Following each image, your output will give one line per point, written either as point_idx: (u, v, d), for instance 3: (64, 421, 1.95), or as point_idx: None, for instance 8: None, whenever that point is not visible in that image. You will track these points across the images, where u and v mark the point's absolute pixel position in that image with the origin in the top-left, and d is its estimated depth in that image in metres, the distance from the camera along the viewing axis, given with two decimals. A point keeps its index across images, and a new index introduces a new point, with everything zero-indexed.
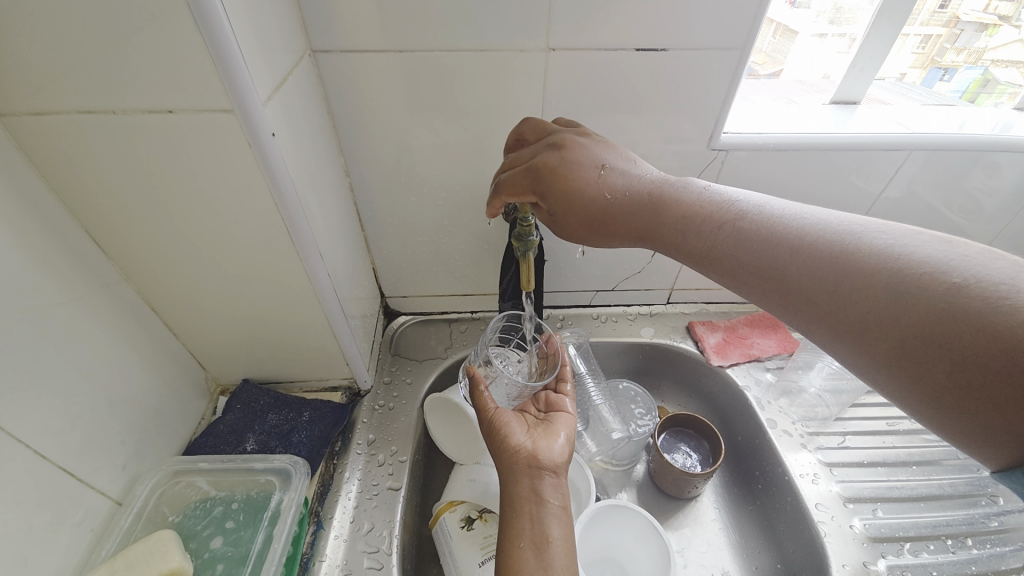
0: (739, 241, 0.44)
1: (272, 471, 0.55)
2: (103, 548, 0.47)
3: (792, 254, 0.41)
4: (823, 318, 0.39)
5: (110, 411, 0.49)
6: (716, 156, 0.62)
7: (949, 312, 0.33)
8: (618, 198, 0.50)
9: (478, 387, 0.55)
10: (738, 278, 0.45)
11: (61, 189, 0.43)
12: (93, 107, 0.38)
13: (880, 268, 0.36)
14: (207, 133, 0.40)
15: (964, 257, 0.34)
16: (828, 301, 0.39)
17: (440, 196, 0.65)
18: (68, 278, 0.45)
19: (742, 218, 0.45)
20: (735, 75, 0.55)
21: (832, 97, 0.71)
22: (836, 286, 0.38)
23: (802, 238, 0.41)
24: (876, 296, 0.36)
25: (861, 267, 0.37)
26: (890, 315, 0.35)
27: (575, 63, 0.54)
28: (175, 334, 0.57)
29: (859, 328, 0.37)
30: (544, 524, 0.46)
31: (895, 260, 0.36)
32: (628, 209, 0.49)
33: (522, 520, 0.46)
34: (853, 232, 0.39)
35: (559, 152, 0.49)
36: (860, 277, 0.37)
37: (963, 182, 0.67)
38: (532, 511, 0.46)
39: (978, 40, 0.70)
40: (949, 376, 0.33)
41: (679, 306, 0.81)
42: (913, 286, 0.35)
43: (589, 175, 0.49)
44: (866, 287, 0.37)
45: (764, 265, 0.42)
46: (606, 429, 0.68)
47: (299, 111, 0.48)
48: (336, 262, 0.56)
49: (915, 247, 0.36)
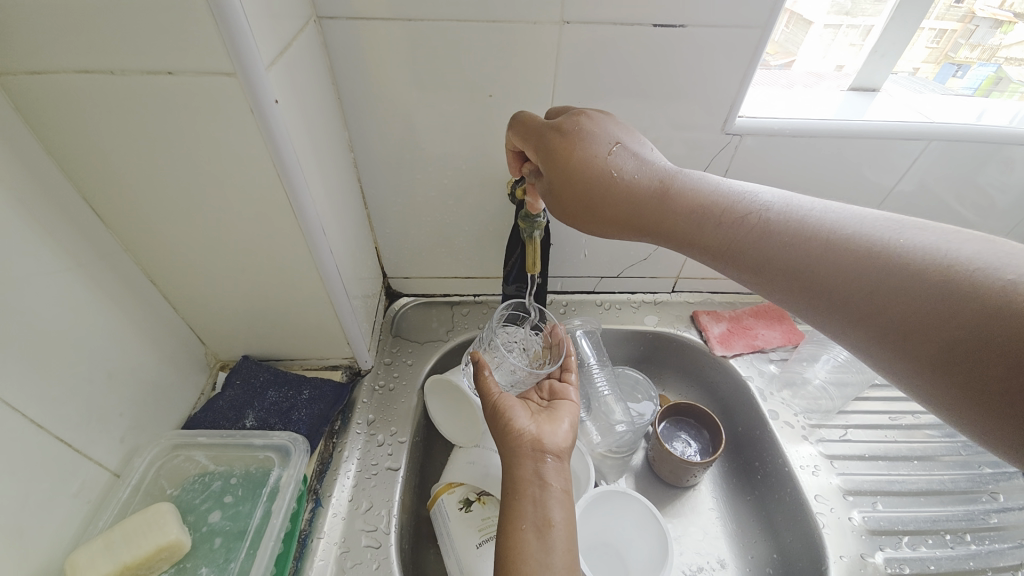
0: (762, 237, 0.43)
1: (271, 447, 0.55)
2: (100, 518, 0.47)
3: (818, 251, 0.40)
4: (852, 317, 0.38)
5: (108, 383, 0.48)
6: (729, 141, 0.61)
7: (989, 309, 0.31)
8: (636, 186, 0.48)
9: (482, 371, 0.55)
10: (760, 275, 0.43)
11: (61, 155, 0.42)
12: (91, 68, 0.37)
13: (914, 266, 0.35)
14: (208, 99, 0.38)
15: (1004, 254, 0.33)
16: (855, 300, 0.37)
17: (446, 175, 0.63)
18: (66, 246, 0.44)
19: (766, 214, 0.43)
20: (753, 58, 0.54)
21: (850, 85, 0.69)
22: (865, 284, 0.37)
23: (828, 236, 0.40)
24: (910, 295, 0.35)
25: (894, 265, 0.36)
26: (926, 313, 0.34)
27: (590, 39, 0.52)
28: (175, 307, 0.57)
29: (889, 327, 0.36)
30: (546, 507, 0.45)
31: (929, 258, 0.35)
32: (645, 198, 0.48)
33: (525, 504, 0.46)
34: (883, 230, 0.38)
35: (574, 121, 0.50)
36: (891, 275, 0.36)
37: (977, 177, 0.66)
38: (534, 495, 0.46)
39: (992, 38, 0.69)
40: (987, 377, 0.31)
41: (684, 294, 0.80)
42: (949, 284, 0.33)
43: (600, 152, 0.48)
44: (899, 284, 0.35)
45: (789, 263, 0.41)
46: (611, 420, 0.67)
47: (303, 81, 0.46)
48: (339, 239, 0.55)
49: (955, 246, 0.35)
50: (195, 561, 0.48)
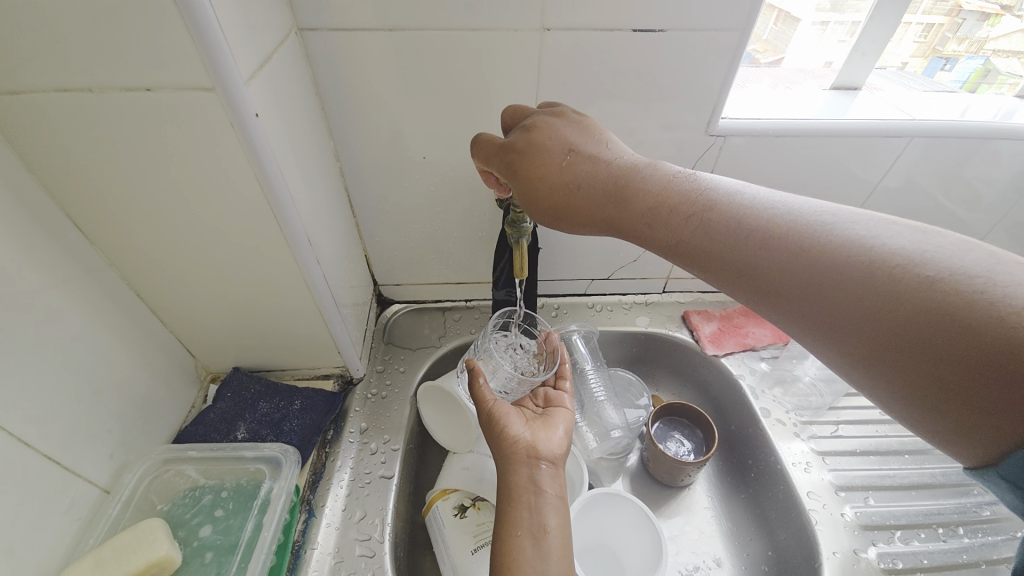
0: (708, 232, 0.43)
1: (262, 459, 0.55)
2: (91, 536, 0.47)
3: (761, 248, 0.40)
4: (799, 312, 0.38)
5: (96, 399, 0.48)
6: (714, 142, 0.61)
7: (927, 306, 0.32)
8: (592, 185, 0.48)
9: (476, 379, 0.54)
10: (708, 270, 0.43)
11: (42, 173, 0.42)
12: (68, 86, 0.37)
13: (856, 261, 0.35)
14: (189, 114, 0.39)
15: (942, 249, 0.33)
16: (803, 295, 0.37)
17: (433, 182, 0.63)
18: (50, 263, 0.44)
19: (717, 208, 0.43)
20: (734, 59, 0.54)
21: (832, 83, 0.70)
22: (812, 279, 0.37)
23: (776, 229, 0.39)
24: (853, 290, 0.35)
25: (833, 261, 0.36)
26: (870, 310, 0.34)
27: (571, 44, 0.52)
28: (163, 321, 0.56)
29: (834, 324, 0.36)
30: (541, 514, 0.45)
31: (866, 253, 0.35)
32: (601, 196, 0.47)
33: (520, 510, 0.46)
34: (823, 223, 0.38)
35: (527, 134, 0.49)
36: (835, 271, 0.36)
37: (962, 172, 0.67)
38: (529, 501, 0.46)
39: (979, 30, 0.69)
40: (925, 373, 0.32)
41: (675, 294, 0.81)
42: (890, 280, 0.34)
43: (556, 160, 0.48)
44: (838, 281, 0.36)
45: (738, 257, 0.41)
46: (607, 425, 0.65)
47: (285, 92, 0.47)
48: (326, 249, 0.55)
49: (890, 238, 0.35)
50: None
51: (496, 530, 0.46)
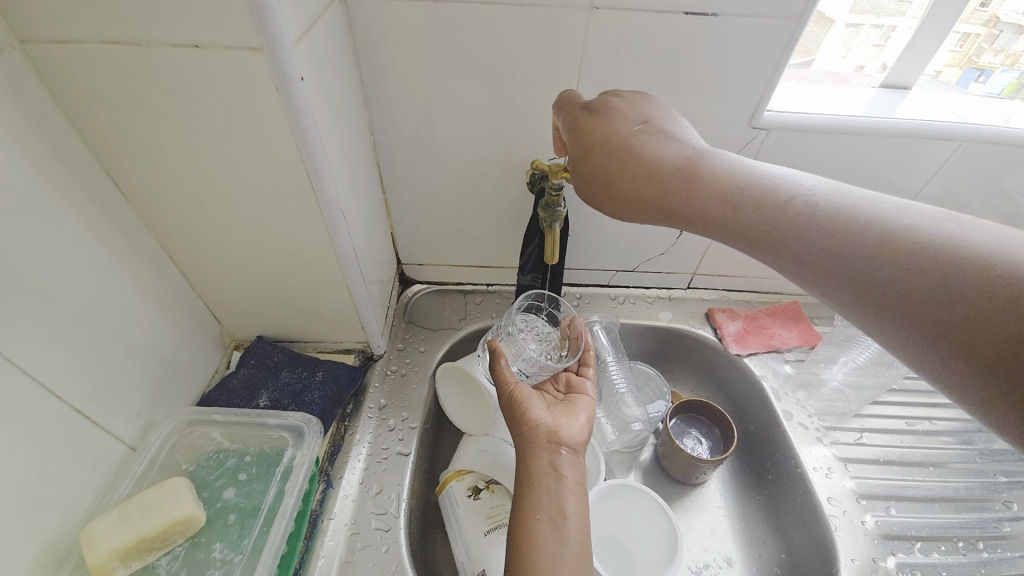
0: (783, 218, 0.41)
1: (285, 427, 0.55)
2: (116, 490, 0.47)
3: (846, 235, 0.37)
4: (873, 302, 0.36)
5: (126, 357, 0.49)
6: (755, 135, 0.60)
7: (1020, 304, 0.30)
8: (659, 157, 0.46)
9: (497, 361, 0.54)
10: (781, 258, 0.41)
11: (85, 127, 0.42)
12: (118, 39, 0.36)
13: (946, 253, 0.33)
14: (233, 74, 0.38)
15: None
16: (880, 282, 0.35)
17: (465, 162, 0.63)
18: (86, 218, 0.44)
19: (798, 193, 0.41)
20: (782, 50, 0.52)
21: (882, 81, 0.67)
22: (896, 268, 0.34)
23: (861, 216, 0.37)
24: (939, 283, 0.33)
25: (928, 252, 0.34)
26: (954, 302, 0.32)
27: (618, 25, 0.51)
28: (192, 285, 0.57)
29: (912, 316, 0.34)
30: (560, 499, 0.45)
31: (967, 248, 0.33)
32: (669, 168, 0.46)
33: (539, 494, 0.46)
34: (918, 219, 0.36)
35: (608, 99, 0.50)
36: (921, 263, 0.34)
37: (1005, 183, 0.65)
38: (548, 486, 0.46)
39: (1015, 43, 0.67)
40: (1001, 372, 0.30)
41: (700, 291, 0.80)
42: (980, 273, 0.31)
43: (622, 126, 0.47)
44: (933, 270, 0.33)
45: (819, 245, 0.38)
46: (628, 419, 0.65)
47: (328, 59, 0.46)
48: (357, 222, 0.55)
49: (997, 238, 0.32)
50: (210, 536, 0.48)
51: (513, 512, 0.46)
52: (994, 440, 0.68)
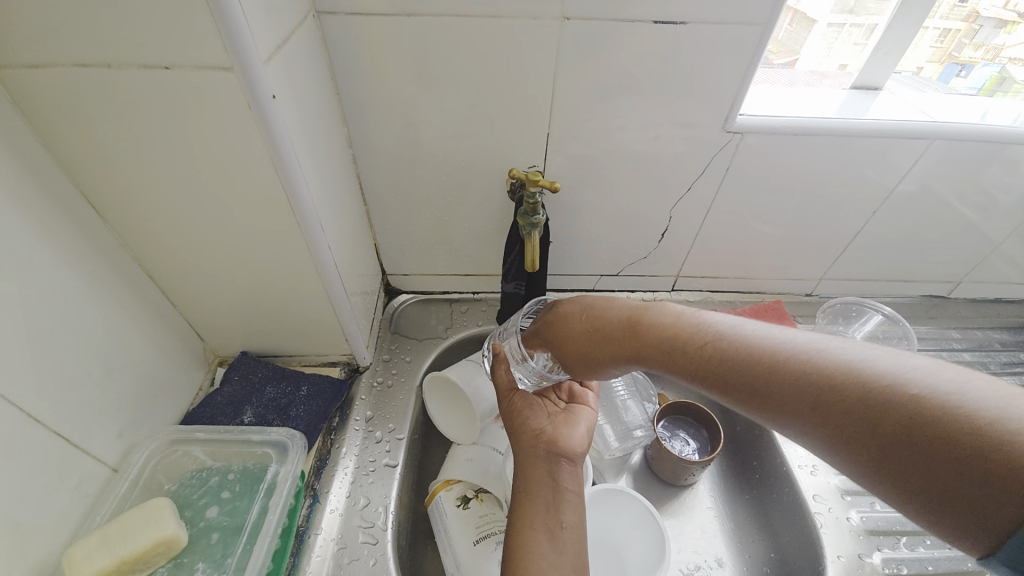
0: (730, 387, 0.37)
1: (269, 443, 0.55)
2: (98, 514, 0.47)
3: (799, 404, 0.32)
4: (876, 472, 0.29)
5: (106, 377, 0.48)
6: (731, 139, 0.60)
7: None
8: (604, 325, 0.46)
9: (500, 365, 0.56)
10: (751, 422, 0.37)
11: (58, 149, 0.42)
12: (88, 62, 0.37)
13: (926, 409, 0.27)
14: (204, 92, 0.38)
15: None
16: (856, 453, 0.30)
17: (445, 172, 0.63)
18: (62, 241, 0.44)
19: (750, 337, 0.37)
20: (753, 55, 0.53)
21: (851, 84, 0.69)
22: (880, 430, 0.29)
23: (824, 365, 0.32)
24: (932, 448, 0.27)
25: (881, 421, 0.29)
26: (951, 472, 0.26)
27: (592, 34, 0.52)
28: (173, 303, 0.57)
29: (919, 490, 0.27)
30: (558, 509, 0.47)
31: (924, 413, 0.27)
32: (615, 330, 0.45)
33: (538, 505, 0.47)
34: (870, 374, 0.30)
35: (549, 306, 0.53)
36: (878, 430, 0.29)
37: (979, 178, 0.66)
38: (546, 496, 0.48)
39: (996, 38, 0.69)
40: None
41: (684, 293, 0.82)
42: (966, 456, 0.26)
43: (569, 311, 0.50)
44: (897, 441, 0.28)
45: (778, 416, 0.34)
46: (629, 427, 0.66)
47: (302, 76, 0.46)
48: (337, 236, 0.55)
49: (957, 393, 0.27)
50: (193, 556, 0.48)
51: (510, 522, 0.47)
52: None
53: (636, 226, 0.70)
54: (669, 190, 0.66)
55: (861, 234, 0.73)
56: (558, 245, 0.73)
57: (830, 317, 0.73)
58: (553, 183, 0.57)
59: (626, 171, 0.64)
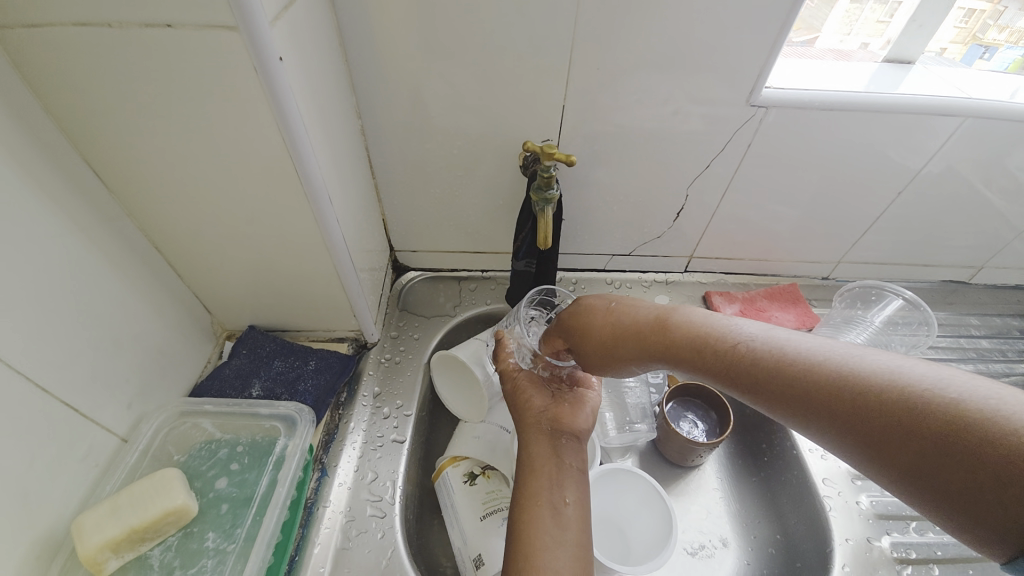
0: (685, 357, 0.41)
1: (277, 417, 0.55)
2: (108, 483, 0.47)
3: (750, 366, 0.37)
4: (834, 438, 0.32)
5: (114, 348, 0.48)
6: (754, 114, 0.58)
7: (966, 431, 0.26)
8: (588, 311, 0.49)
9: (502, 349, 0.57)
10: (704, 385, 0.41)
11: (60, 114, 0.41)
12: (87, 20, 0.35)
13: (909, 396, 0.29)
14: (208, 52, 0.37)
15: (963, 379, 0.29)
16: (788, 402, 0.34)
17: (456, 145, 0.61)
18: (67, 209, 0.43)
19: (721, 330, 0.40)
20: (784, 23, 0.50)
21: (884, 57, 0.66)
22: (832, 405, 0.32)
23: (788, 356, 0.35)
24: (908, 432, 0.28)
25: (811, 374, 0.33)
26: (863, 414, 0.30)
27: (611, 0, 0.49)
28: (180, 275, 0.56)
29: (878, 455, 0.29)
30: (562, 486, 0.47)
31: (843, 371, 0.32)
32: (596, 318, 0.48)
33: (541, 479, 0.47)
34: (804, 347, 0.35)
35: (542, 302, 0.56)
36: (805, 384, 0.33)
37: (1008, 161, 0.63)
38: (550, 471, 0.48)
39: (1021, 20, 0.65)
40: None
41: (696, 275, 0.80)
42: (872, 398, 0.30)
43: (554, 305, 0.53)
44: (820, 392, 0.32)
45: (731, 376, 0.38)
46: (629, 420, 0.66)
47: (309, 39, 0.44)
48: (345, 209, 0.54)
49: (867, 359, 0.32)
50: (202, 526, 0.48)
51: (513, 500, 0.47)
52: None
53: (650, 205, 0.69)
54: (686, 169, 0.64)
55: (882, 217, 0.71)
56: (570, 223, 0.71)
57: (847, 301, 0.72)
58: (568, 157, 0.56)
59: (642, 147, 0.62)
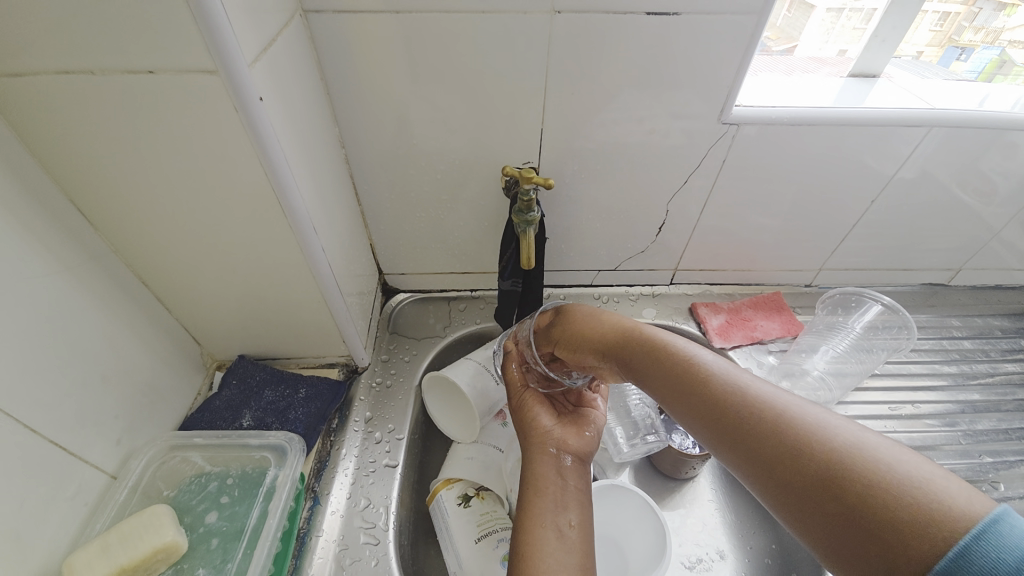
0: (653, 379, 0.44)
1: (268, 447, 0.55)
2: (97, 521, 0.47)
3: (702, 395, 0.39)
4: (756, 471, 0.35)
5: (102, 385, 0.48)
6: (727, 130, 0.60)
7: (869, 490, 0.29)
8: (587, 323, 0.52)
9: (510, 363, 0.57)
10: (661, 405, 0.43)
11: (46, 157, 0.42)
12: (71, 69, 0.36)
13: (821, 444, 0.32)
14: (191, 96, 0.38)
15: (883, 445, 0.32)
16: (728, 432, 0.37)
17: (439, 170, 0.63)
18: (54, 250, 0.44)
19: (689, 361, 0.43)
20: (750, 42, 0.52)
21: (850, 71, 0.68)
22: (764, 444, 0.35)
23: (737, 394, 0.38)
24: (814, 480, 0.32)
25: (753, 415, 0.36)
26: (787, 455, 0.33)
27: (583, 28, 0.51)
28: (168, 309, 0.56)
29: (792, 497, 0.32)
30: (565, 508, 0.47)
31: (784, 417, 0.35)
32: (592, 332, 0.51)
33: (546, 500, 0.47)
34: (753, 388, 0.38)
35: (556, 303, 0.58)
36: (746, 421, 0.36)
37: (979, 164, 0.65)
38: (554, 492, 0.48)
39: (996, 21, 0.67)
40: None
41: (682, 287, 0.81)
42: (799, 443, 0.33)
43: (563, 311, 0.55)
44: (759, 431, 0.35)
45: (684, 402, 0.41)
46: (641, 430, 0.64)
47: (289, 76, 0.46)
48: (331, 238, 0.55)
49: (806, 411, 0.35)
50: (192, 562, 0.48)
51: (516, 522, 0.47)
52: (976, 421, 0.69)
53: (633, 220, 0.70)
54: (666, 185, 0.66)
55: (860, 223, 0.72)
56: (555, 241, 0.73)
57: (829, 308, 0.73)
58: (547, 180, 0.57)
59: (621, 165, 0.63)
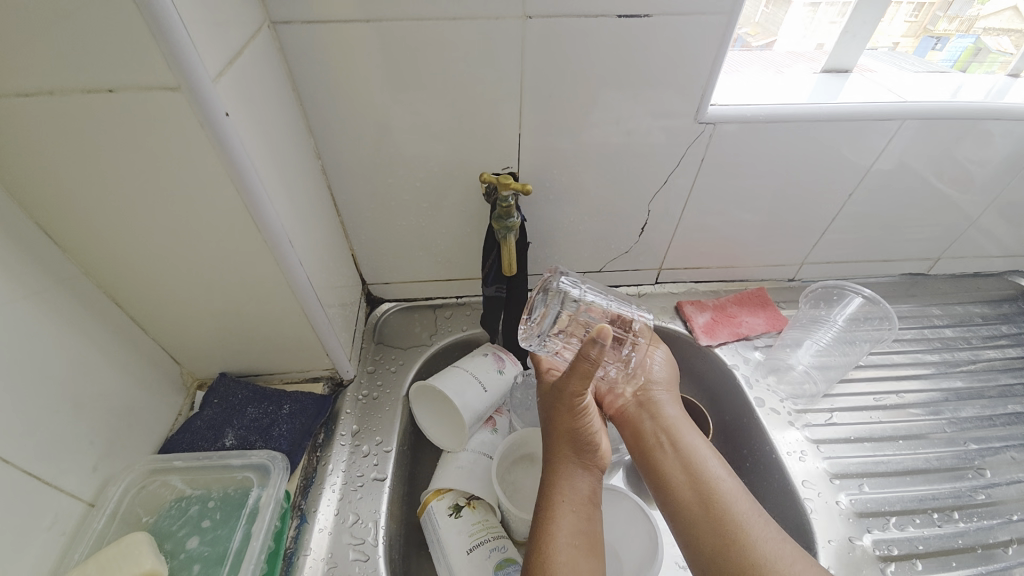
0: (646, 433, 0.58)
1: (250, 467, 0.54)
2: (75, 551, 0.46)
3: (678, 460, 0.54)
4: (687, 518, 0.50)
5: (75, 411, 0.47)
6: (704, 129, 0.60)
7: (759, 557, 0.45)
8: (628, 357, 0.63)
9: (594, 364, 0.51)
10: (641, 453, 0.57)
11: (9, 181, 0.41)
12: (28, 90, 0.35)
13: (742, 521, 0.47)
14: (155, 113, 0.37)
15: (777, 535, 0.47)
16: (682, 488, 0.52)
17: (418, 178, 0.62)
18: (21, 275, 0.43)
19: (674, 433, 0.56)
20: (722, 41, 0.53)
21: (823, 67, 0.68)
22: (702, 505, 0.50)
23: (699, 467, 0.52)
24: (726, 538, 0.47)
25: (706, 487, 0.51)
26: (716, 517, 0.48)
27: (554, 32, 0.51)
28: (144, 329, 0.55)
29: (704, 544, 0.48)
30: (595, 523, 0.50)
31: (725, 494, 0.50)
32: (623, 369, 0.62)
33: (576, 516, 0.50)
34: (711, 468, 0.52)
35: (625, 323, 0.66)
36: (699, 487, 0.51)
37: (954, 153, 0.66)
38: (583, 507, 0.51)
39: (969, 10, 0.67)
40: None
41: (668, 285, 0.82)
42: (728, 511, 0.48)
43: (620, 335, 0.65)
44: (704, 496, 0.50)
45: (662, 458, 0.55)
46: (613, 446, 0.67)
47: (257, 90, 0.45)
48: (309, 251, 0.54)
49: (742, 496, 0.50)
50: None
51: (540, 531, 0.49)
52: (960, 408, 0.70)
53: (615, 221, 0.70)
54: (647, 185, 0.66)
55: (840, 215, 0.73)
56: (538, 245, 0.72)
57: (812, 301, 0.73)
58: (526, 186, 0.57)
59: (600, 167, 0.63)
